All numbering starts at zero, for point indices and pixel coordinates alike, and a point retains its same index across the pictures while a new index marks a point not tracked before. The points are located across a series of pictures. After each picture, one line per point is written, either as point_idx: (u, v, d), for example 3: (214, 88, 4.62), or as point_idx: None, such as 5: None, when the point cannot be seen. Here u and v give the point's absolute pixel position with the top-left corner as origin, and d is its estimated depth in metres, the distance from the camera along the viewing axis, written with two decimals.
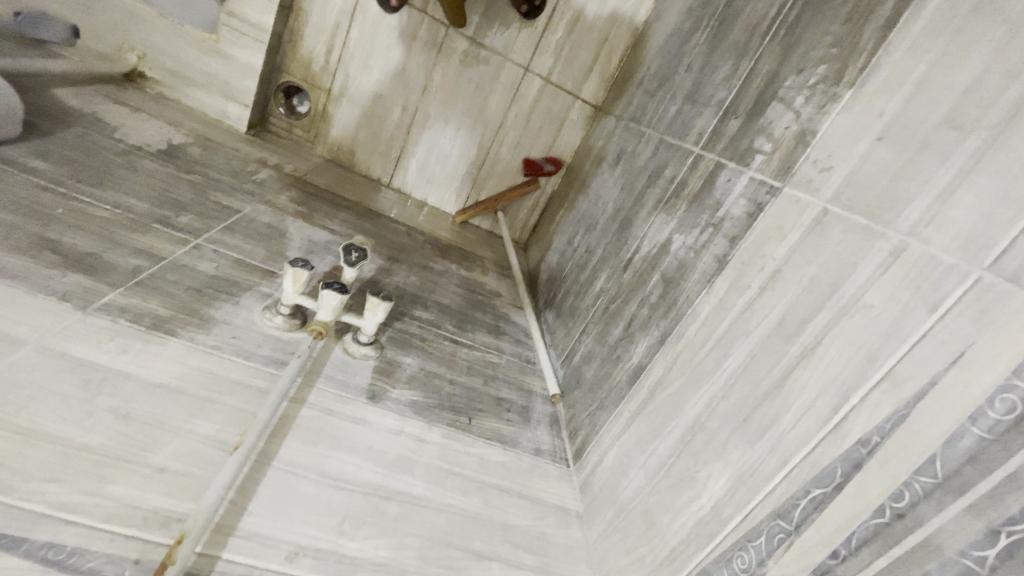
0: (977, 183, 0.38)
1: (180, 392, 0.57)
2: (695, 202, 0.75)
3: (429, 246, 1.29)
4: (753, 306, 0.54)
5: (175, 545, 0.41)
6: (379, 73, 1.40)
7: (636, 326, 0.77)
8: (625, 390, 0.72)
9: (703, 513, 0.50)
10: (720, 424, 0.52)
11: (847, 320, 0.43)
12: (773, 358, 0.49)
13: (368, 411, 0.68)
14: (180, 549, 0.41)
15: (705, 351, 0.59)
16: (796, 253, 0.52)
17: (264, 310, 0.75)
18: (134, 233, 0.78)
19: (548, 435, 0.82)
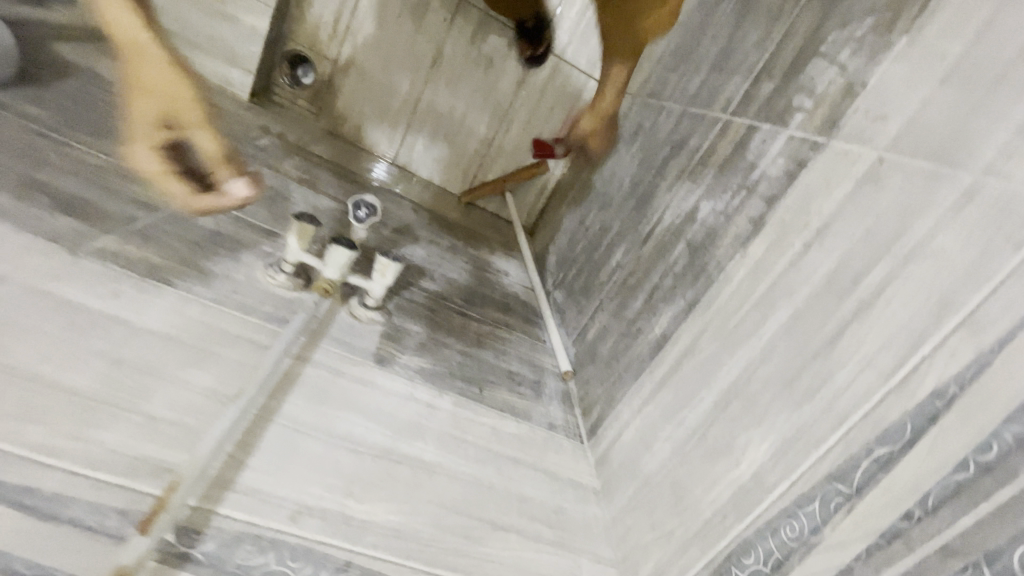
0: None
1: (177, 342, 0.52)
2: (724, 168, 0.71)
3: (434, 222, 1.25)
4: (797, 265, 0.51)
5: (168, 493, 0.37)
6: (387, 44, 1.36)
7: (658, 296, 0.73)
8: (647, 362, 0.69)
9: (743, 481, 0.46)
10: (761, 388, 0.48)
11: (913, 268, 0.40)
12: (822, 314, 0.46)
13: (376, 374, 0.64)
14: (173, 497, 0.37)
15: (741, 315, 0.55)
16: (847, 206, 0.48)
17: (266, 268, 0.70)
18: (130, 183, 0.73)
19: (561, 411, 0.78)
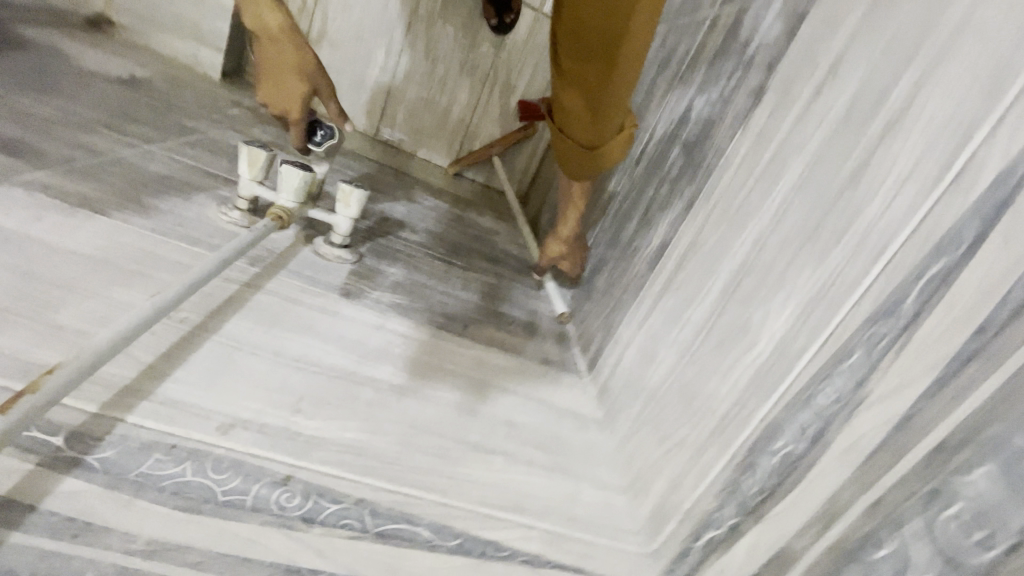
0: None
1: (105, 263, 0.46)
2: (717, 57, 0.64)
3: (418, 187, 1.19)
4: (807, 114, 0.43)
5: (43, 376, 0.29)
6: (360, 13, 1.30)
7: (654, 207, 0.65)
8: (646, 276, 0.61)
9: (763, 359, 0.38)
10: (777, 252, 0.41)
11: (951, 58, 0.32)
12: (843, 150, 0.38)
13: (341, 305, 0.57)
14: (48, 379, 0.28)
15: (747, 188, 0.48)
16: (860, 31, 0.41)
17: (219, 207, 0.64)
18: (74, 132, 0.68)
19: (556, 348, 0.70)
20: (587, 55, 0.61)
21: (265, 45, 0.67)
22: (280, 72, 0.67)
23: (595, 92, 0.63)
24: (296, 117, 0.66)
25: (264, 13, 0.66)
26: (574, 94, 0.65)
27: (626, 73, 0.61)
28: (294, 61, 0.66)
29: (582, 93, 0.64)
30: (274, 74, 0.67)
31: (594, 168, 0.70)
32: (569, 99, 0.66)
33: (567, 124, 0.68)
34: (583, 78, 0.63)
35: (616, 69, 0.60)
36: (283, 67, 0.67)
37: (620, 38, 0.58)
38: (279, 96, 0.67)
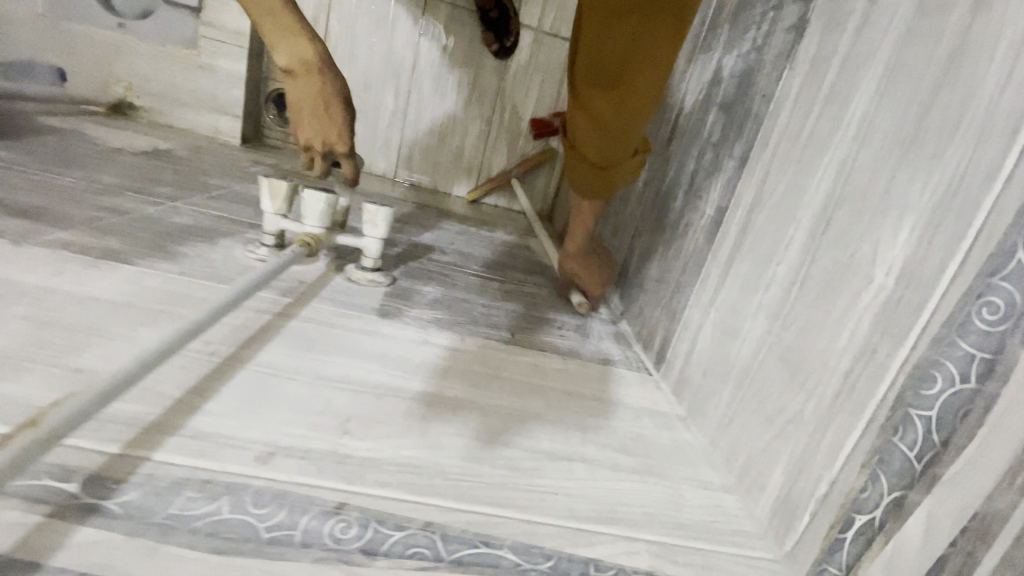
0: None
1: (128, 306, 0.43)
2: (739, 12, 0.60)
3: (442, 216, 1.16)
4: (868, 24, 0.38)
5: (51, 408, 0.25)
6: (365, 62, 1.33)
7: (701, 178, 0.60)
8: (705, 249, 0.55)
9: (885, 298, 0.31)
10: (872, 173, 0.35)
11: None
12: (927, 41, 0.33)
13: (380, 325, 0.53)
14: (56, 408, 0.25)
15: (812, 121, 0.42)
16: None
17: (246, 246, 0.62)
18: (100, 197, 0.68)
19: (615, 347, 0.64)
20: (602, 80, 0.61)
21: (296, 72, 0.55)
22: (315, 105, 0.56)
23: (607, 114, 0.61)
24: (345, 152, 0.58)
25: (288, 33, 0.54)
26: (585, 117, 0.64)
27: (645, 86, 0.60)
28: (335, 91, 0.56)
29: (594, 118, 0.63)
30: (310, 108, 0.56)
31: (605, 189, 0.68)
32: (579, 121, 0.64)
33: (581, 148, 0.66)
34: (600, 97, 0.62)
35: (630, 91, 0.60)
36: (317, 101, 0.56)
37: (635, 59, 0.59)
38: (319, 132, 0.57)
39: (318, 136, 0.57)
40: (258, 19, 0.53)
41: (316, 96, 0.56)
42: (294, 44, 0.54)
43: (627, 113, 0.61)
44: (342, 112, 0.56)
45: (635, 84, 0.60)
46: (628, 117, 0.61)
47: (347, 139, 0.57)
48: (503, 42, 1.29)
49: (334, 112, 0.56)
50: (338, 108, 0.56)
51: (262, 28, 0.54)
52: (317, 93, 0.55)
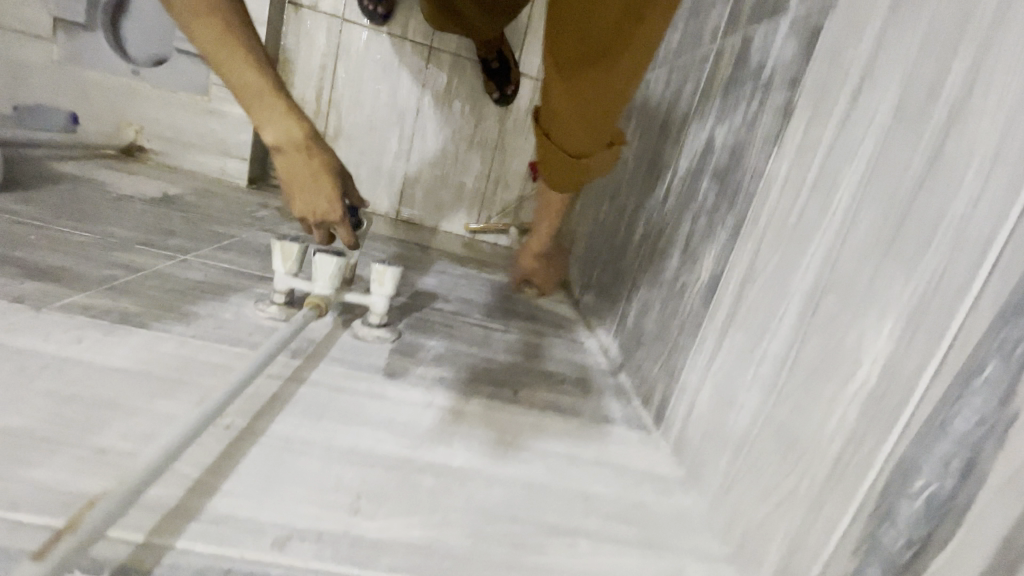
0: None
1: (146, 375, 0.45)
2: (730, 86, 0.64)
3: (444, 258, 1.19)
4: (850, 120, 0.41)
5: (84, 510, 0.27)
6: (371, 107, 1.38)
7: (695, 241, 0.62)
8: (702, 312, 0.57)
9: (872, 388, 0.33)
10: (856, 266, 0.37)
11: (1009, 33, 0.30)
12: (906, 148, 0.35)
13: (387, 386, 0.54)
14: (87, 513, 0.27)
15: (800, 205, 0.45)
16: (889, 31, 0.40)
17: (257, 304, 0.64)
18: (115, 253, 0.70)
19: (615, 403, 0.65)
20: (589, 55, 0.67)
21: (285, 153, 0.57)
22: (305, 179, 0.58)
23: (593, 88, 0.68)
24: (338, 220, 0.60)
25: (276, 117, 0.55)
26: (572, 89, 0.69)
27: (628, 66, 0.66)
28: (324, 167, 0.58)
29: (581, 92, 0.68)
30: (300, 186, 0.58)
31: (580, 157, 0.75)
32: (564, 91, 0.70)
33: (556, 135, 0.75)
34: (579, 90, 0.69)
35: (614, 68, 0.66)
36: (307, 175, 0.57)
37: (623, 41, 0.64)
38: (310, 207, 0.59)
39: (310, 210, 0.59)
40: (246, 104, 0.55)
41: (306, 171, 0.57)
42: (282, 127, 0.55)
43: (607, 90, 0.68)
44: (332, 184, 0.58)
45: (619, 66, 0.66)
46: (608, 95, 0.68)
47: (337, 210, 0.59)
48: (504, 90, 1.35)
49: (324, 185, 0.58)
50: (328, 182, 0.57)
51: (249, 111, 0.55)
52: (307, 169, 0.57)
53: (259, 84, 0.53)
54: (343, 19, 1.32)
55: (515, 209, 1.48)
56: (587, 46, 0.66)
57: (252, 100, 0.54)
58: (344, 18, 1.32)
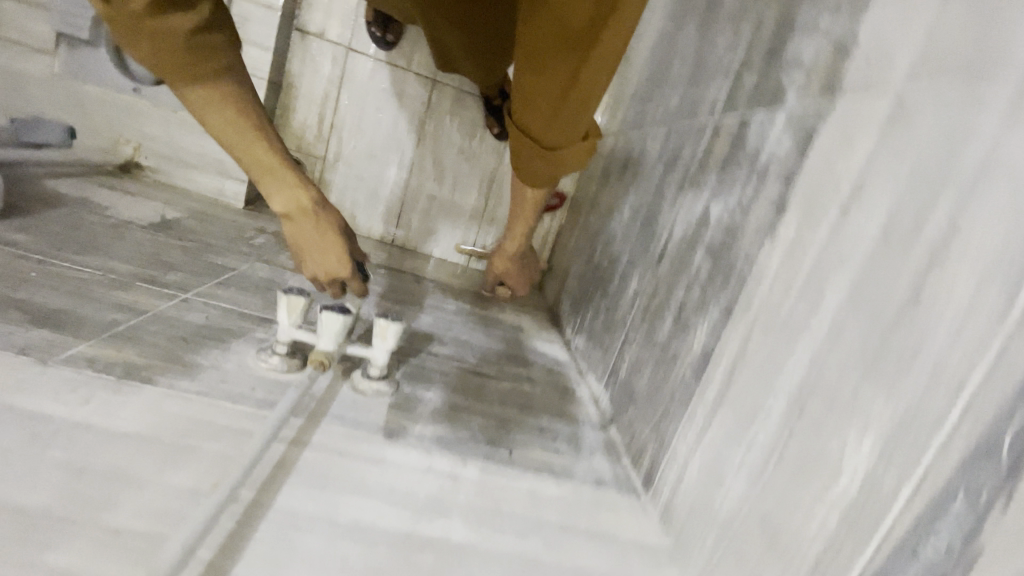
0: None
1: (154, 441, 0.46)
2: (727, 164, 0.67)
3: (438, 290, 1.20)
4: (840, 232, 0.45)
5: None
6: (371, 135, 1.40)
7: (688, 311, 0.65)
8: (693, 384, 0.59)
9: (852, 499, 0.36)
10: (840, 377, 0.40)
11: (985, 189, 0.33)
12: (891, 275, 0.38)
13: (386, 449, 0.55)
14: None
15: (790, 303, 0.48)
16: (880, 156, 0.43)
17: (258, 352, 0.65)
18: (116, 291, 0.70)
19: (605, 462, 0.67)
20: (565, 45, 0.68)
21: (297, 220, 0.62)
22: (315, 240, 0.61)
23: (566, 76, 0.70)
24: (349, 275, 0.62)
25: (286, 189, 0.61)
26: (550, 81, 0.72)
27: (602, 56, 0.68)
28: (332, 227, 0.62)
29: (558, 80, 0.71)
30: (312, 249, 0.61)
31: (552, 141, 0.78)
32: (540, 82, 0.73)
33: (533, 129, 0.78)
34: (554, 81, 0.71)
35: (590, 60, 0.68)
36: (316, 235, 0.61)
37: (596, 31, 0.66)
38: (323, 268, 0.62)
39: (323, 270, 0.62)
40: (259, 182, 0.61)
41: (314, 231, 0.61)
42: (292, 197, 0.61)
43: (583, 85, 0.70)
44: (340, 239, 0.62)
45: (596, 60, 0.68)
46: (583, 90, 0.71)
47: (347, 264, 0.61)
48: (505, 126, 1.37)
49: (332, 242, 0.61)
50: (335, 238, 0.61)
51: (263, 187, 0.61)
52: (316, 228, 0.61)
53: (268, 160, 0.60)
54: (348, 48, 1.34)
55: None
56: (563, 35, 0.67)
57: (264, 177, 0.60)
58: (349, 47, 1.34)
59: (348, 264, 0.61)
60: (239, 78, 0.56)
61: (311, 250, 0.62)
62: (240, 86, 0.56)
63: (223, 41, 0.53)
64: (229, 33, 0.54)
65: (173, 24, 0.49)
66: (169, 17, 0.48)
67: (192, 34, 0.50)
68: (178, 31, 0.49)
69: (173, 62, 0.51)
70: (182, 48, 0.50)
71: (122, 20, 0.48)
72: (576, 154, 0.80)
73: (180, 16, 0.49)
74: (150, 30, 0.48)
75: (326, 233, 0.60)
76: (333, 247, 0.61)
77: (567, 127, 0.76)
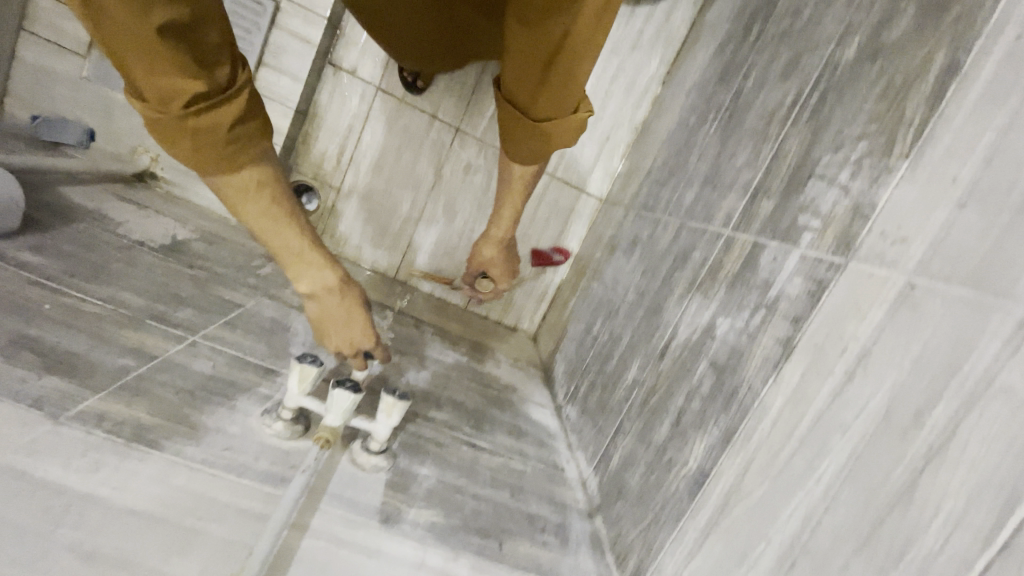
0: None
1: (159, 522, 0.48)
2: (736, 282, 0.70)
3: (437, 337, 1.19)
4: (842, 396, 0.48)
5: None
6: (388, 172, 1.42)
7: (687, 422, 0.67)
8: (685, 501, 0.61)
9: None
10: (833, 543, 0.44)
11: (981, 407, 0.38)
12: (888, 458, 0.43)
13: (382, 538, 0.58)
14: None
15: (789, 450, 0.51)
16: (887, 332, 0.47)
17: (263, 414, 0.65)
18: (125, 332, 0.68)
19: (590, 559, 0.69)
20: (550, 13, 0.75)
21: (320, 294, 0.70)
22: (342, 315, 0.71)
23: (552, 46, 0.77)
24: (372, 343, 0.72)
25: (310, 267, 0.69)
26: (536, 51, 0.79)
27: (583, 28, 0.75)
28: (353, 299, 0.72)
29: (544, 52, 0.78)
30: (336, 322, 0.71)
31: (539, 112, 0.86)
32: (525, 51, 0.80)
33: (523, 102, 0.87)
34: (540, 51, 0.79)
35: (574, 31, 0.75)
36: (342, 311, 0.71)
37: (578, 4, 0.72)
38: (345, 339, 0.72)
39: (346, 341, 0.72)
40: (286, 261, 0.69)
41: (342, 306, 0.71)
42: (316, 273, 0.70)
43: (569, 58, 0.78)
44: (364, 311, 0.72)
45: (578, 31, 0.75)
46: (569, 62, 0.78)
47: (371, 334, 0.72)
48: None
49: (358, 315, 0.71)
50: (361, 311, 0.71)
51: (289, 265, 0.70)
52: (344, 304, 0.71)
53: (294, 240, 0.68)
54: (377, 88, 1.36)
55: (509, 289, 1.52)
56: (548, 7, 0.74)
57: (290, 256, 0.69)
58: (378, 87, 1.36)
59: (371, 334, 0.72)
60: (267, 166, 0.65)
61: (337, 325, 0.71)
62: (271, 175, 0.65)
63: (254, 133, 0.61)
64: (260, 125, 0.62)
65: (212, 122, 0.57)
66: (210, 117, 0.57)
67: (229, 130, 0.58)
68: (218, 127, 0.57)
69: (214, 157, 0.59)
70: (222, 143, 0.58)
71: (171, 123, 0.56)
72: (566, 125, 0.87)
73: (217, 114, 0.57)
74: (193, 130, 0.57)
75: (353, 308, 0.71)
76: (359, 320, 0.71)
77: (554, 95, 0.83)
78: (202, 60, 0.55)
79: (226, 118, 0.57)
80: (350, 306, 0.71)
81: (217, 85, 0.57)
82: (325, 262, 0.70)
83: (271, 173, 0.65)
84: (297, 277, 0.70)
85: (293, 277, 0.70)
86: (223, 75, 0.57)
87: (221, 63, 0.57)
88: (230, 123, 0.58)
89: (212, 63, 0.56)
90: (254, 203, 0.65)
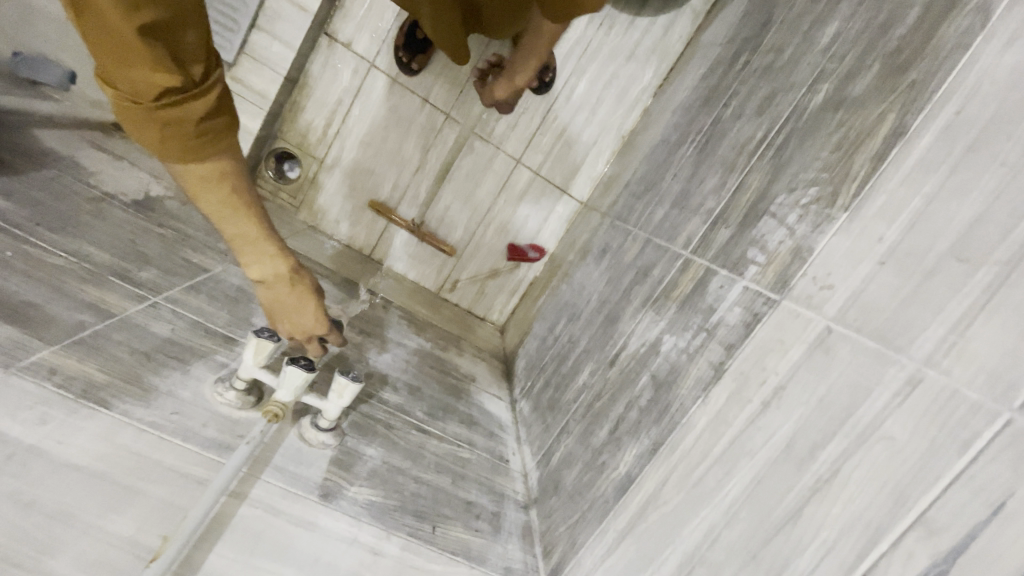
0: (983, 330, 0.41)
1: (100, 478, 0.51)
2: (686, 304, 0.73)
3: (404, 321, 1.21)
4: (756, 424, 0.53)
5: None
6: (374, 150, 1.42)
7: (623, 430, 0.71)
8: (611, 503, 0.65)
9: None
10: (728, 553, 0.51)
11: (865, 450, 0.45)
12: (783, 484, 0.49)
13: (319, 511, 0.61)
14: None
15: (704, 468, 0.56)
16: (800, 371, 0.51)
17: (216, 382, 0.67)
18: (86, 286, 0.69)
19: (519, 547, 0.73)
20: None
21: (270, 281, 0.73)
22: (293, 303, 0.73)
23: None
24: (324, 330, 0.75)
25: (263, 256, 0.71)
26: None
27: None
28: (305, 290, 0.73)
29: None
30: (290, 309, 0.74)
31: None
32: None
33: None
34: None
35: None
36: (293, 300, 0.73)
37: None
38: (299, 325, 0.75)
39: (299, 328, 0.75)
40: (239, 247, 0.71)
41: (293, 295, 0.73)
42: (268, 262, 0.72)
43: None
44: (315, 301, 0.74)
45: None
46: None
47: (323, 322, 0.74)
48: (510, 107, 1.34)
49: (310, 306, 0.73)
50: (312, 302, 0.73)
51: (241, 251, 0.72)
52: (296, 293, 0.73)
53: (249, 229, 0.70)
54: (371, 64, 1.35)
55: (482, 279, 1.55)
56: None
57: (243, 243, 0.71)
58: (372, 64, 1.35)
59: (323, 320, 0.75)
60: (231, 159, 0.65)
61: (289, 313, 0.74)
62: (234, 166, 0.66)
63: (222, 128, 0.62)
64: (228, 120, 0.63)
65: (181, 114, 0.58)
66: (178, 110, 0.57)
67: (197, 123, 0.59)
68: (185, 121, 0.58)
69: (180, 148, 0.60)
70: (189, 136, 0.59)
71: (139, 112, 0.56)
72: None
73: (186, 109, 0.58)
74: (162, 122, 0.57)
75: (305, 299, 0.73)
76: (311, 310, 0.73)
77: None
78: (179, 58, 0.56)
79: (196, 113, 0.58)
80: (301, 296, 0.73)
81: (190, 81, 0.57)
82: (278, 253, 0.72)
83: (234, 166, 0.66)
84: (249, 263, 0.72)
85: (245, 263, 0.72)
86: (196, 71, 0.58)
87: (196, 60, 0.58)
88: (200, 116, 0.59)
89: (187, 60, 0.57)
90: (213, 191, 0.66)
